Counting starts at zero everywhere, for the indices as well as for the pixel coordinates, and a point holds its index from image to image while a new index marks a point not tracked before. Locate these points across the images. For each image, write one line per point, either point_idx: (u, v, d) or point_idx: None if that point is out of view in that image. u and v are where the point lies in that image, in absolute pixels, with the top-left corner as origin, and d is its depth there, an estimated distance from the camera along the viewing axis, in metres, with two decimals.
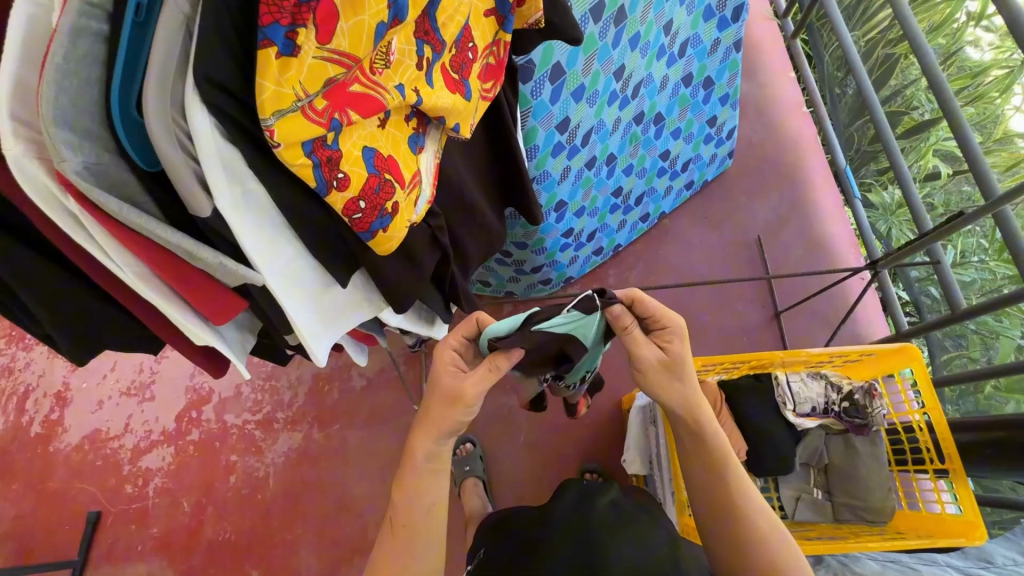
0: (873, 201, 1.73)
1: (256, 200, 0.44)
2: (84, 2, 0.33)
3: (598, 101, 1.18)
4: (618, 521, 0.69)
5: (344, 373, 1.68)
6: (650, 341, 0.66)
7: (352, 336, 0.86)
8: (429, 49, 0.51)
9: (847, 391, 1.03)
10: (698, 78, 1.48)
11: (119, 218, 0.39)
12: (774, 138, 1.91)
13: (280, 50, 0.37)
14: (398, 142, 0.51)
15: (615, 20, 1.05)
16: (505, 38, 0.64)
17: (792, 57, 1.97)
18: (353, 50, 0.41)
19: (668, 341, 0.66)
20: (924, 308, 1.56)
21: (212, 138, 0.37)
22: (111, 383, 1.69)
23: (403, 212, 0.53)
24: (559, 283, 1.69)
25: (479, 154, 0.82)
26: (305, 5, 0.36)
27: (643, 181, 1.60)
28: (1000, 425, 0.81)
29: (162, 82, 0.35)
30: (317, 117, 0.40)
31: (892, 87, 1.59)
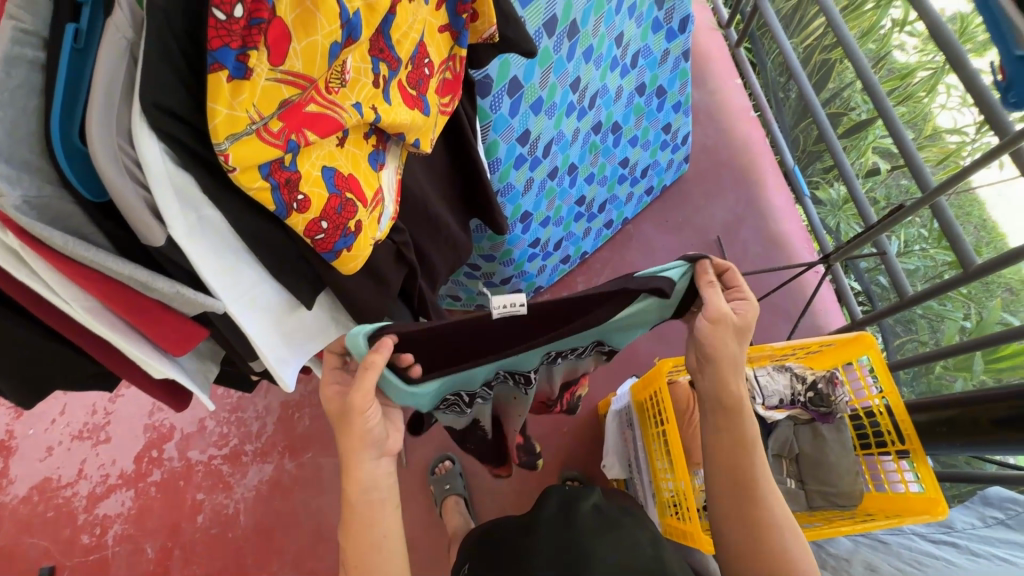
0: (822, 198, 1.81)
1: (212, 226, 0.42)
2: (16, 30, 0.32)
3: (556, 113, 1.20)
4: (603, 527, 0.69)
5: (315, 398, 1.63)
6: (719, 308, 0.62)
7: (321, 359, 0.84)
8: (385, 66, 0.51)
9: (811, 380, 1.06)
10: (651, 88, 1.53)
11: (65, 251, 0.37)
12: (726, 142, 1.99)
13: (231, 73, 0.36)
14: (358, 161, 0.51)
15: (568, 33, 1.08)
16: (461, 53, 0.65)
17: (736, 65, 2.07)
18: (307, 71, 0.41)
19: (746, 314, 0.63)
20: (875, 297, 1.65)
21: (162, 164, 0.36)
22: (60, 427, 1.58)
23: (367, 231, 0.52)
24: (529, 293, 1.70)
25: (442, 169, 0.82)
26: (256, 27, 0.36)
27: (605, 188, 1.64)
28: (952, 404, 0.85)
29: (107, 110, 0.34)
30: (272, 139, 0.40)
31: (830, 89, 1.68)
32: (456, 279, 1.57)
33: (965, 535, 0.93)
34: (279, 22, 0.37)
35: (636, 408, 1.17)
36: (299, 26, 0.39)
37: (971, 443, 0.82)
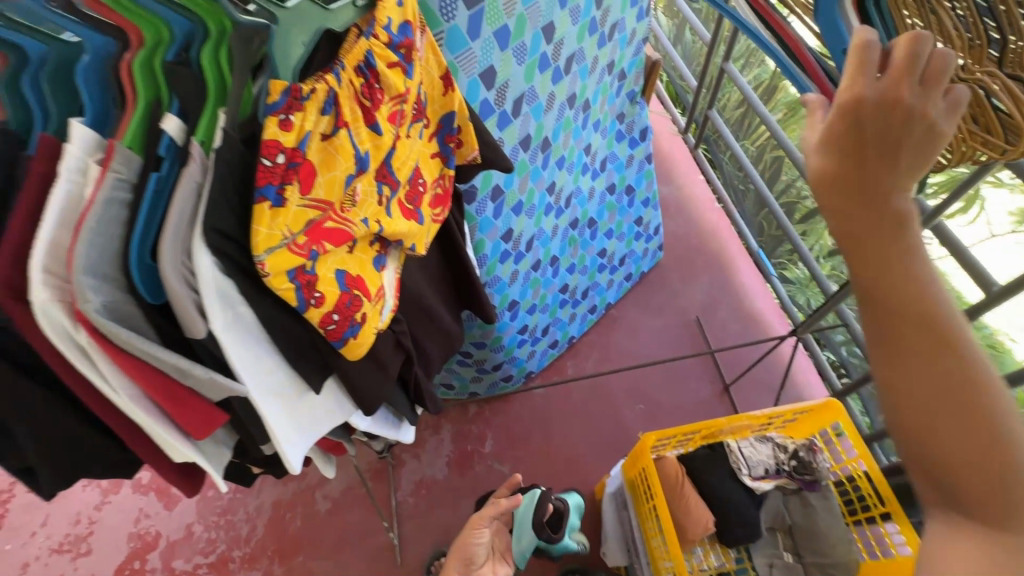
0: (789, 277, 1.95)
1: (245, 321, 0.51)
2: (116, 180, 0.43)
3: (535, 213, 1.35)
4: None
5: (307, 497, 1.61)
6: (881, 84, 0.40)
7: (320, 446, 0.88)
8: (388, 188, 0.63)
9: (793, 449, 1.11)
10: (621, 187, 1.72)
11: (125, 346, 0.45)
12: (695, 231, 2.17)
13: (272, 203, 0.47)
14: (364, 263, 0.61)
15: (542, 147, 1.26)
16: (448, 173, 0.79)
17: (697, 163, 2.31)
18: (328, 197, 0.52)
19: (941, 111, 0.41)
20: (852, 368, 1.72)
21: (212, 272, 0.45)
22: (39, 541, 1.53)
23: (371, 321, 0.61)
24: (520, 378, 1.76)
25: (435, 266, 0.93)
26: (292, 169, 0.47)
27: (586, 276, 1.77)
28: None
29: (176, 234, 0.44)
30: (299, 250, 0.50)
31: (784, 181, 1.83)
32: (449, 367, 1.63)
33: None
34: (309, 163, 0.49)
35: (629, 487, 1.19)
36: (322, 164, 0.51)
37: None
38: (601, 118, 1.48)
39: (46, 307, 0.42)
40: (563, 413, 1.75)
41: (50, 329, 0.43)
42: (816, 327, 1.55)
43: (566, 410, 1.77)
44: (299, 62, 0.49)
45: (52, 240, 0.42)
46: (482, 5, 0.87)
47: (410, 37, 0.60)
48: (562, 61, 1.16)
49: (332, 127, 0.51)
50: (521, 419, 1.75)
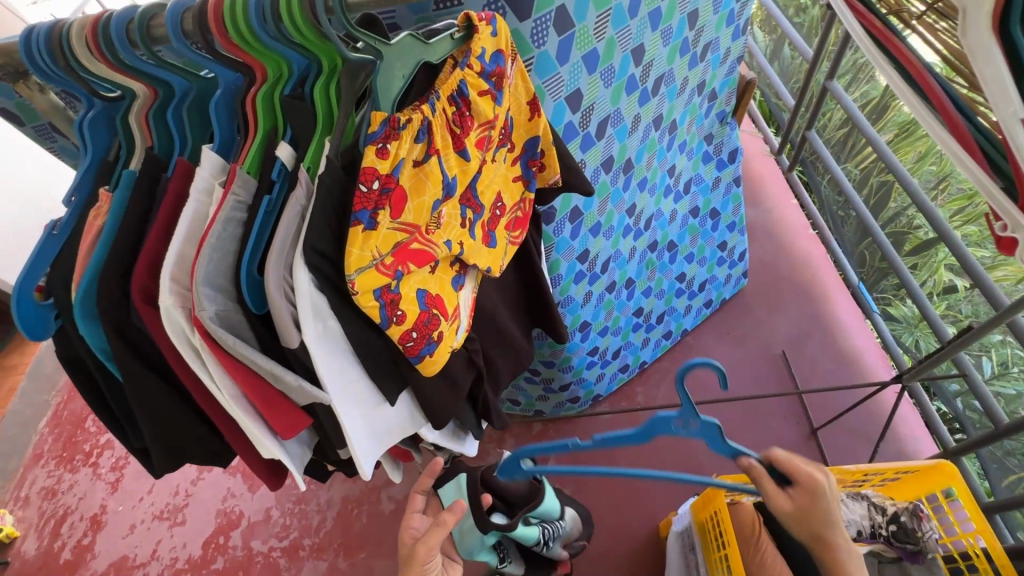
0: (894, 314, 1.75)
1: (333, 334, 0.54)
2: (234, 201, 0.48)
3: (614, 234, 1.33)
4: None
5: (374, 496, 1.68)
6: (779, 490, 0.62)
7: (390, 453, 0.92)
8: (471, 211, 0.65)
9: (892, 512, 0.98)
10: (705, 210, 1.64)
11: (230, 350, 0.50)
12: (785, 258, 2.03)
13: (365, 226, 0.50)
14: (444, 283, 0.63)
15: (624, 168, 1.24)
16: (529, 196, 0.80)
17: (791, 185, 2.16)
18: (414, 220, 0.54)
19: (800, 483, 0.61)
20: (969, 424, 1.51)
21: (309, 287, 0.49)
22: (145, 506, 1.71)
23: (446, 340, 0.63)
24: (587, 401, 1.72)
25: (511, 285, 0.94)
26: (384, 194, 0.50)
27: (663, 301, 1.70)
28: None
29: (280, 251, 0.48)
30: (385, 270, 0.52)
31: (893, 208, 1.66)
32: (516, 383, 1.63)
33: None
34: (400, 188, 0.52)
35: (698, 529, 1.12)
36: (412, 190, 0.53)
37: None
38: (687, 139, 1.43)
39: (171, 312, 0.47)
40: (630, 440, 1.70)
41: (172, 331, 0.48)
42: (926, 374, 1.38)
43: (633, 438, 1.71)
44: (399, 92, 0.50)
45: (179, 252, 0.47)
46: (574, 30, 0.88)
47: (502, 64, 0.61)
48: (651, 82, 1.14)
49: (424, 155, 0.54)
50: (585, 443, 1.71)
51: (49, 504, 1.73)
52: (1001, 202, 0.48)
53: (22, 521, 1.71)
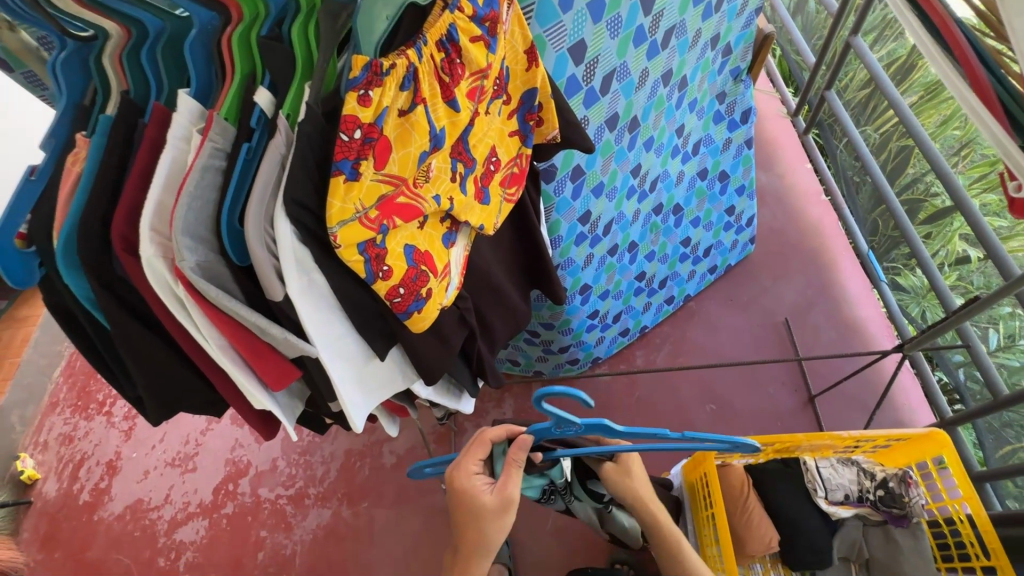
0: (902, 284, 1.72)
1: (318, 287, 0.54)
2: (212, 148, 0.46)
3: (617, 195, 1.30)
4: None
5: (376, 450, 1.72)
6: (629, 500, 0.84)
7: (386, 408, 0.93)
8: (462, 165, 0.63)
9: (881, 478, 0.99)
10: (713, 173, 1.60)
11: (215, 302, 0.50)
12: (794, 225, 1.98)
13: (347, 176, 0.48)
14: (433, 240, 0.62)
15: (629, 127, 1.19)
16: (526, 152, 0.77)
17: (805, 149, 2.09)
18: (400, 173, 0.53)
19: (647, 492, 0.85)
20: (968, 395, 1.51)
21: (291, 240, 0.48)
22: (157, 453, 1.78)
23: (436, 297, 0.62)
24: (586, 363, 1.74)
25: (508, 245, 0.93)
26: (368, 144, 0.48)
27: (666, 265, 1.68)
28: None
29: (261, 201, 0.47)
30: (370, 224, 0.51)
31: (910, 175, 1.61)
32: (516, 343, 1.64)
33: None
34: (385, 138, 0.50)
35: (687, 489, 1.14)
36: (397, 141, 0.52)
37: None
38: (698, 96, 1.37)
39: (152, 263, 0.47)
40: (627, 403, 1.72)
41: (154, 281, 0.47)
42: (928, 345, 1.37)
43: (630, 401, 1.73)
44: (382, 36, 0.48)
45: (159, 200, 0.46)
46: None
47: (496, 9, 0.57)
48: (660, 34, 1.08)
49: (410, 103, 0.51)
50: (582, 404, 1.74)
51: (66, 449, 1.80)
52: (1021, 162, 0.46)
53: (43, 465, 1.79)
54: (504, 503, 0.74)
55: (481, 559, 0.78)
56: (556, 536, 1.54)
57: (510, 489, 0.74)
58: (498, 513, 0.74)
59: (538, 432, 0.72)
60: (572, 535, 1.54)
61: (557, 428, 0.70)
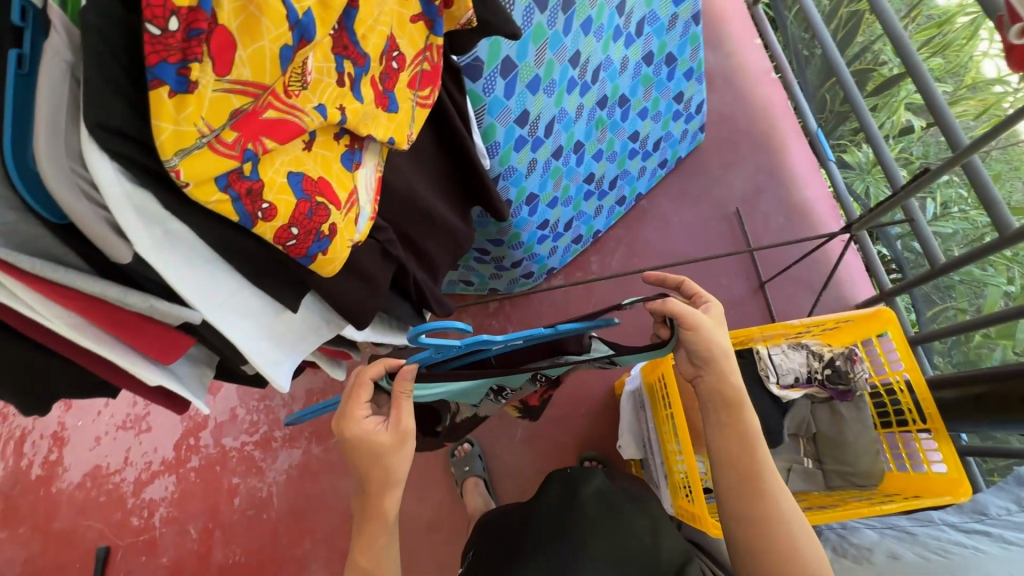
0: (848, 161, 1.71)
1: (180, 239, 0.42)
2: None
3: (556, 90, 1.17)
4: (602, 514, 0.77)
5: (338, 386, 1.68)
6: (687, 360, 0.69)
7: (324, 354, 0.86)
8: (350, 63, 0.50)
9: (828, 358, 1.03)
10: (660, 56, 1.46)
11: (38, 274, 0.39)
12: (745, 108, 1.90)
13: (172, 88, 0.35)
14: (329, 163, 0.51)
15: (563, 6, 1.04)
16: (437, 42, 0.63)
17: (755, 22, 1.96)
18: (258, 78, 0.40)
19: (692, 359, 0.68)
20: (906, 264, 1.56)
21: (116, 183, 0.36)
22: (105, 419, 1.68)
23: (343, 233, 0.52)
24: (542, 275, 1.69)
25: (435, 160, 0.81)
26: (195, 38, 0.35)
27: (615, 164, 1.59)
28: (983, 380, 0.83)
29: (55, 134, 0.34)
30: (227, 150, 0.40)
31: (859, 43, 1.53)
32: (467, 263, 1.56)
33: (998, 521, 0.94)
34: (223, 30, 0.37)
35: (648, 389, 1.16)
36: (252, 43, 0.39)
37: (996, 420, 0.81)
38: None
39: None
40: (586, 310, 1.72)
41: None
42: (874, 222, 1.37)
43: (589, 308, 1.73)
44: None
45: None
46: None
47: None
48: None
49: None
50: (542, 316, 1.73)
51: (2, 427, 1.67)
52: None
53: None
54: (399, 438, 0.66)
55: (393, 496, 0.69)
56: (528, 444, 1.59)
57: (404, 421, 0.67)
58: (395, 450, 0.67)
59: (423, 361, 0.67)
60: (542, 440, 1.60)
61: (437, 352, 0.64)
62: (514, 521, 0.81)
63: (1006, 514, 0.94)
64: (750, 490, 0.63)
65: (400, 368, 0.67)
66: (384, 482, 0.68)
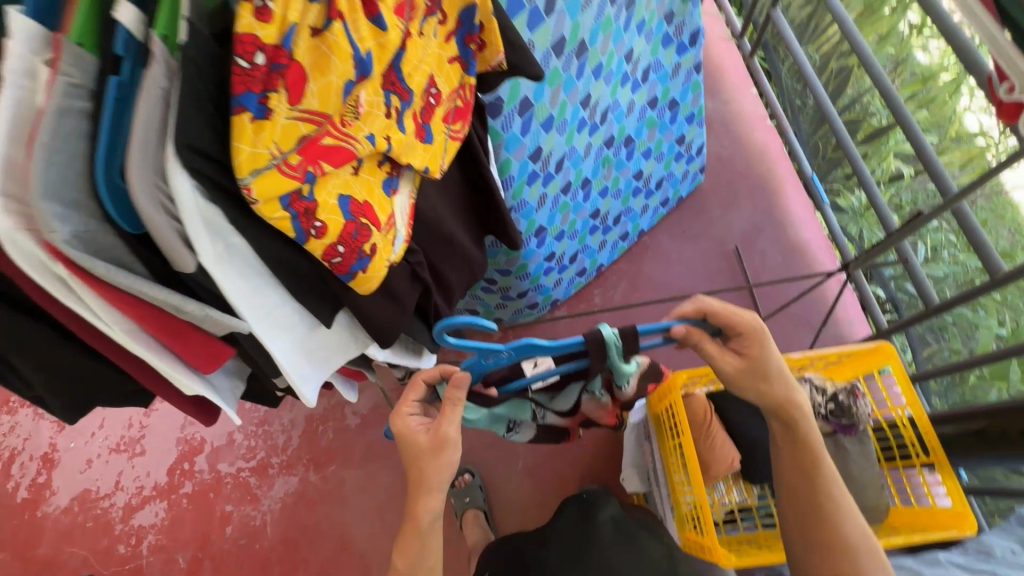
0: (842, 205, 1.78)
1: (240, 252, 0.46)
2: (68, 84, 0.36)
3: (567, 129, 1.23)
4: (615, 543, 0.77)
5: (338, 413, 1.67)
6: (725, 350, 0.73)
7: (341, 374, 0.87)
8: (396, 98, 0.54)
9: (831, 392, 1.03)
10: (663, 101, 1.54)
11: (107, 279, 0.41)
12: (742, 152, 1.98)
13: (253, 114, 0.39)
14: (372, 187, 0.54)
15: (577, 52, 1.11)
16: (469, 82, 0.68)
17: (751, 72, 2.07)
18: (323, 108, 0.44)
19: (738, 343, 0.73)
20: (901, 305, 1.61)
21: (193, 198, 0.40)
22: (98, 441, 1.65)
23: (382, 253, 0.55)
24: (546, 307, 1.72)
25: (457, 190, 0.85)
26: (275, 73, 0.40)
27: (619, 201, 1.65)
28: (983, 415, 0.85)
29: (146, 152, 0.38)
30: (292, 172, 0.43)
31: (849, 95, 1.62)
32: (473, 292, 1.59)
33: (1004, 561, 0.94)
34: (297, 65, 0.41)
35: (653, 420, 1.18)
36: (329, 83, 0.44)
37: (999, 454, 0.83)
38: (646, 17, 1.29)
39: (13, 237, 0.37)
40: None
41: (21, 260, 0.38)
42: (870, 262, 1.41)
43: None
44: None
45: (6, 156, 0.36)
46: None
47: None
48: None
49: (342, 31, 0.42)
50: None
51: None
52: (1016, 63, 0.44)
53: None
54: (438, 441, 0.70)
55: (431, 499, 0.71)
56: (529, 476, 1.58)
57: (443, 427, 0.71)
58: (433, 455, 0.71)
59: (473, 369, 0.74)
60: (543, 472, 1.59)
61: (485, 358, 0.71)
62: (524, 548, 0.81)
63: (1012, 555, 0.95)
64: (815, 474, 0.75)
65: (452, 375, 0.74)
66: (421, 483, 0.71)
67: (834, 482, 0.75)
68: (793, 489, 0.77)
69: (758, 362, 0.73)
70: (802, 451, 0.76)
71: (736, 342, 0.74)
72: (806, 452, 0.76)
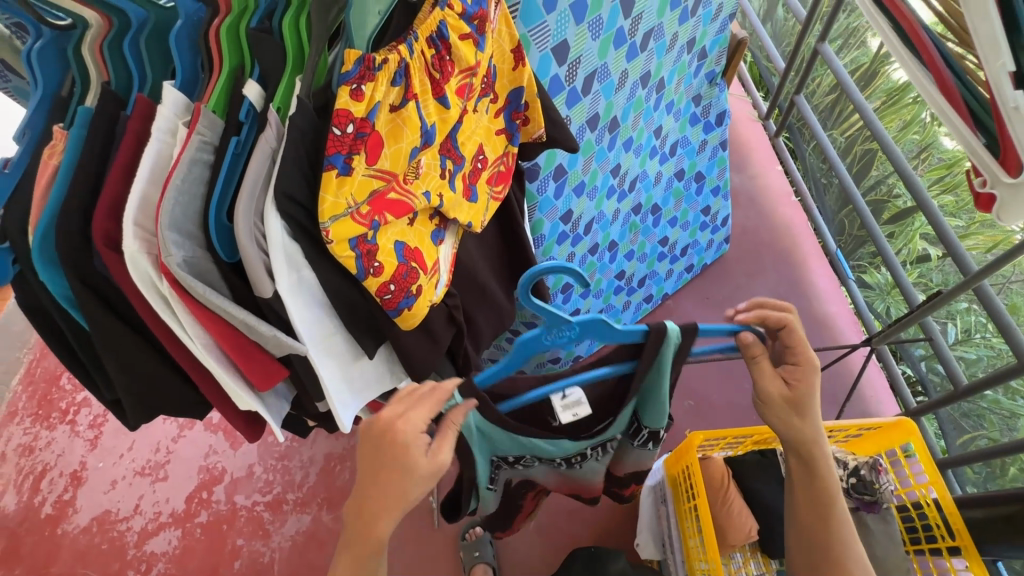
0: (868, 282, 1.80)
1: (309, 283, 0.53)
2: (200, 141, 0.46)
3: (597, 195, 1.32)
4: None
5: (356, 453, 1.70)
6: (776, 374, 0.71)
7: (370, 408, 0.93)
8: (451, 162, 0.63)
9: (853, 467, 1.03)
10: (690, 174, 1.63)
11: (202, 299, 0.48)
12: (767, 224, 2.04)
13: (339, 171, 0.48)
14: (423, 236, 0.62)
15: (609, 127, 1.21)
16: (512, 150, 0.78)
17: (776, 151, 2.17)
18: (393, 168, 0.53)
19: (795, 372, 0.71)
20: (931, 386, 1.58)
21: (282, 235, 0.48)
22: (126, 463, 1.71)
23: (426, 293, 0.62)
24: (568, 362, 1.76)
25: (493, 245, 0.93)
26: (360, 140, 0.49)
27: (644, 264, 1.71)
28: (1012, 500, 0.85)
29: (252, 196, 0.47)
30: (362, 220, 0.51)
31: (873, 177, 1.69)
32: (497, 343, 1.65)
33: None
34: (377, 134, 0.50)
35: (670, 483, 1.17)
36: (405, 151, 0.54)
37: None
38: (675, 99, 1.40)
39: (136, 259, 0.45)
40: None
41: (138, 278, 0.46)
42: (894, 337, 1.41)
43: None
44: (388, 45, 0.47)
45: (144, 194, 0.45)
46: None
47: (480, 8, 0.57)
48: (639, 37, 1.10)
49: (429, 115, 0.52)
50: None
51: (26, 461, 1.71)
52: (985, 160, 0.50)
53: None
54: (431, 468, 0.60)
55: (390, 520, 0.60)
56: (541, 535, 1.54)
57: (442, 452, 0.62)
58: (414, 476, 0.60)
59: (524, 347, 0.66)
60: (556, 532, 1.55)
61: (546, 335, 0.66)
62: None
63: None
64: (829, 531, 0.76)
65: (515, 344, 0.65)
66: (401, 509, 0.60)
67: (852, 543, 0.76)
68: (804, 533, 0.78)
69: (800, 399, 0.71)
70: (822, 512, 0.76)
71: (790, 371, 0.71)
72: (826, 509, 0.76)
